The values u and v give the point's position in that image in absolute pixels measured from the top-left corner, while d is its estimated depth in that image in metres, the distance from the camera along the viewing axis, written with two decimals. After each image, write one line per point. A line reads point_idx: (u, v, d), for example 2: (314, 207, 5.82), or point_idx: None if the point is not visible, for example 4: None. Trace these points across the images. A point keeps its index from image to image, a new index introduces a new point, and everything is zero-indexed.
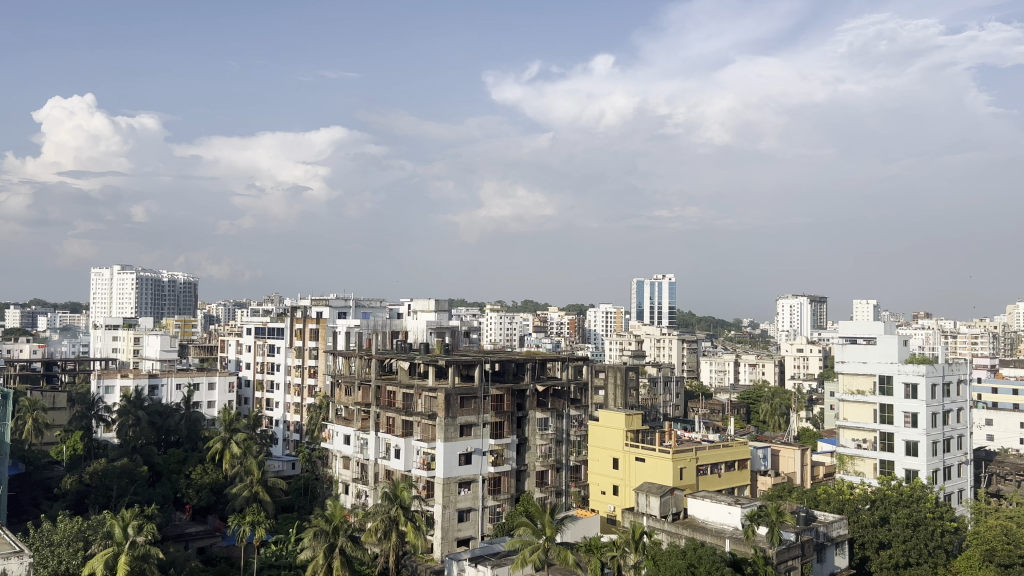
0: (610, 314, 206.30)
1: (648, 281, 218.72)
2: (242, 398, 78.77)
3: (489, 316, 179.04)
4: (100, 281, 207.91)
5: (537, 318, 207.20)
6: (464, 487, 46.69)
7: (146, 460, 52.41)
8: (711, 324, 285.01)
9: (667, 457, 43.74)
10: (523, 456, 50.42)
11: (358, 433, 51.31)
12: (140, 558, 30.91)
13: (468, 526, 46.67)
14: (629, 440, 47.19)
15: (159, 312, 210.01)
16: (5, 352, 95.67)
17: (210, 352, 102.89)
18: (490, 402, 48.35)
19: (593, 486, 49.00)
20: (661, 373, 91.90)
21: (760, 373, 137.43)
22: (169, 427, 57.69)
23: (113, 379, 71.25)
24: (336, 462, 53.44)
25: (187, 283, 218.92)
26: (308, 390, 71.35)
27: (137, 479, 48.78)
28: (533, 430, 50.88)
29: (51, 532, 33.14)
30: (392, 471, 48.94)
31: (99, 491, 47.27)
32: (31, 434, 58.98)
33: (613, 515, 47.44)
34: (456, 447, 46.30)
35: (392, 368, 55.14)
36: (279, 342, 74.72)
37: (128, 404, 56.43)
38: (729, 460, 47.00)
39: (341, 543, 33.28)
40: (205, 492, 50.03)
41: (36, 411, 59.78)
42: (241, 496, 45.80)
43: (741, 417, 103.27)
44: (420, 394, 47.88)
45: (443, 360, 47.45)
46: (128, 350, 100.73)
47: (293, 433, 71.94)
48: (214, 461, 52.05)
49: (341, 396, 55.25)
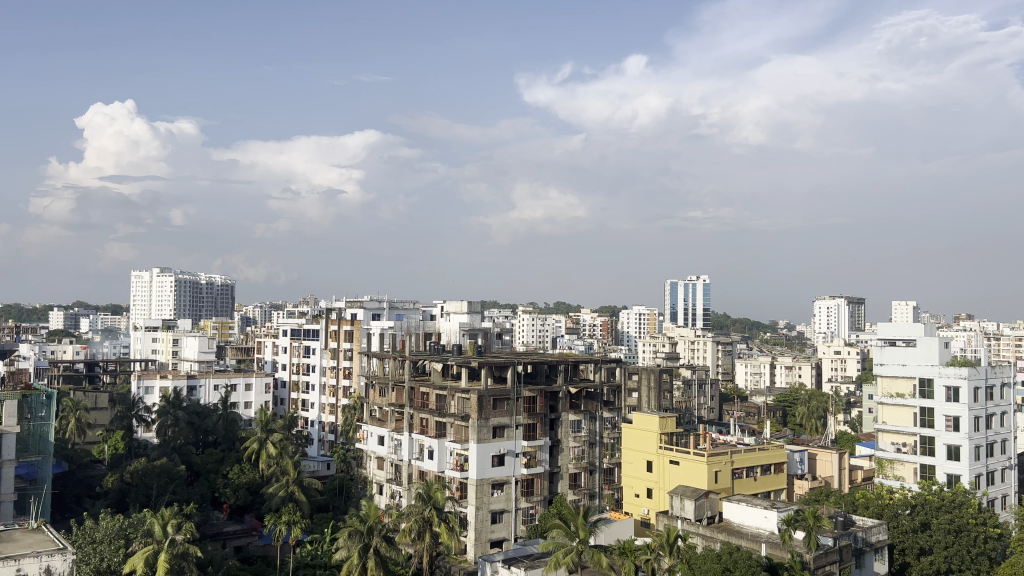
0: (643, 316, 205.47)
1: (682, 283, 217.17)
2: (278, 399, 79.72)
3: (522, 317, 179.40)
4: (141, 284, 212.28)
5: (570, 320, 206.92)
6: (497, 489, 46.69)
7: (184, 460, 53.24)
8: (746, 325, 282.33)
9: (702, 460, 43.26)
10: (556, 458, 50.35)
11: (392, 434, 51.72)
12: (179, 556, 31.30)
13: (501, 528, 46.71)
14: (663, 443, 46.86)
15: (197, 313, 213.70)
16: (50, 353, 98.03)
17: (247, 353, 104.37)
18: (523, 404, 48.36)
19: (627, 489, 48.70)
20: (695, 375, 91.34)
21: (796, 375, 135.71)
22: (207, 428, 58.56)
23: (153, 380, 72.61)
24: (370, 463, 53.89)
25: (224, 286, 222.26)
26: (342, 392, 71.94)
27: (176, 479, 49.46)
28: (566, 432, 50.78)
29: (94, 530, 33.74)
30: (425, 471, 49.10)
31: (139, 490, 48.02)
32: (74, 433, 60.30)
33: (647, 518, 47.10)
34: (489, 449, 46.34)
35: (426, 370, 55.42)
36: (315, 343, 75.49)
37: (168, 405, 57.61)
38: (765, 464, 46.44)
39: (375, 544, 33.48)
40: (242, 492, 50.65)
41: (79, 411, 61.08)
42: (277, 496, 46.19)
43: (777, 420, 102.10)
44: (453, 395, 48.34)
45: (476, 362, 47.59)
46: (167, 352, 102.41)
47: (328, 433, 72.61)
48: (251, 461, 52.66)
49: (375, 397, 55.71)
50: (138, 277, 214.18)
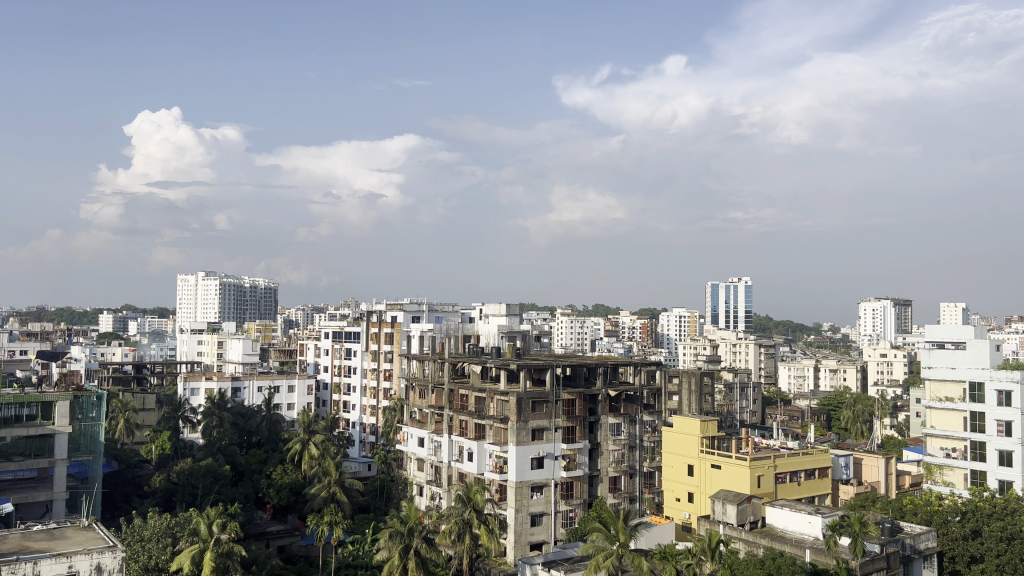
0: (684, 318, 203.82)
1: (723, 284, 214.76)
2: (320, 400, 80.64)
3: (561, 319, 179.18)
4: (187, 287, 216.73)
5: (610, 322, 205.98)
6: (537, 492, 46.69)
7: (229, 460, 54.16)
8: (789, 328, 278.42)
9: (744, 464, 42.69)
10: (596, 461, 50.14)
11: (431, 436, 52.06)
12: (225, 555, 31.81)
13: (541, 531, 46.70)
14: (705, 447, 46.36)
15: (241, 315, 217.39)
16: (99, 354, 100.53)
17: (290, 355, 105.88)
18: (562, 407, 48.25)
19: (668, 493, 48.31)
20: (738, 378, 90.37)
21: (841, 378, 133.37)
22: (251, 429, 59.48)
23: (198, 382, 74.09)
24: (411, 464, 54.31)
25: (267, 289, 225.71)
26: (383, 393, 72.56)
27: (221, 479, 50.30)
28: (605, 435, 50.51)
29: (142, 529, 34.50)
30: (464, 473, 49.25)
31: (185, 489, 48.95)
32: (123, 434, 61.75)
33: (688, 522, 46.66)
34: (528, 451, 46.34)
35: (465, 372, 55.68)
36: (356, 346, 76.21)
37: (213, 406, 58.82)
38: (809, 469, 45.66)
39: (415, 545, 33.68)
40: (285, 492, 51.27)
41: (127, 412, 62.57)
42: (319, 496, 46.66)
43: (822, 424, 100.45)
44: (492, 397, 48.47)
45: (515, 364, 47.61)
46: (212, 354, 104.14)
47: (369, 435, 73.29)
48: (294, 461, 53.30)
49: (415, 399, 56.13)
50: (184, 281, 218.74)
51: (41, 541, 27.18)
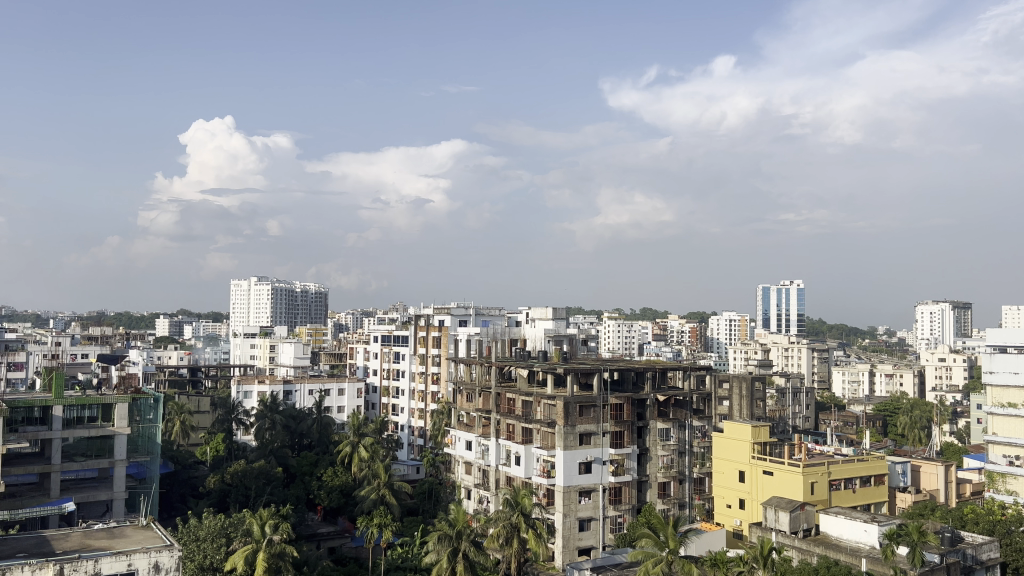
0: (734, 322, 201.07)
1: (774, 287, 211.43)
2: (369, 403, 81.54)
3: (607, 323, 178.33)
4: (240, 292, 221.36)
5: (658, 326, 204.10)
6: (585, 496, 46.46)
7: (281, 462, 55.00)
8: (843, 331, 272.87)
9: (797, 470, 41.86)
10: (645, 466, 49.72)
11: (479, 439, 52.24)
12: (277, 556, 32.35)
13: (589, 536, 46.40)
14: (756, 453, 45.63)
15: (293, 320, 221.03)
16: (157, 357, 103.15)
17: (339, 359, 107.33)
18: (610, 411, 47.95)
19: (718, 499, 47.60)
20: (790, 383, 88.81)
21: (898, 384, 130.01)
22: (302, 431, 60.44)
23: (251, 385, 75.54)
24: (459, 467, 54.64)
25: (317, 294, 229.02)
26: (431, 397, 73.05)
27: (273, 480, 51.13)
28: (654, 440, 50.03)
29: (197, 529, 35.18)
30: (512, 477, 49.24)
31: (239, 490, 49.88)
32: (179, 435, 63.27)
33: (740, 529, 45.90)
34: (576, 456, 46.19)
35: (512, 376, 55.78)
36: (404, 350, 76.87)
37: (265, 408, 60.04)
38: (864, 476, 44.59)
39: (464, 548, 33.84)
40: (335, 494, 51.80)
41: (183, 414, 64.14)
42: (368, 499, 47.10)
43: (877, 430, 98.13)
44: (539, 401, 48.39)
45: (562, 368, 47.49)
46: (265, 357, 106.11)
47: (417, 438, 73.78)
48: (344, 464, 53.91)
49: (463, 403, 56.43)
50: (237, 286, 223.29)
51: (101, 539, 27.95)
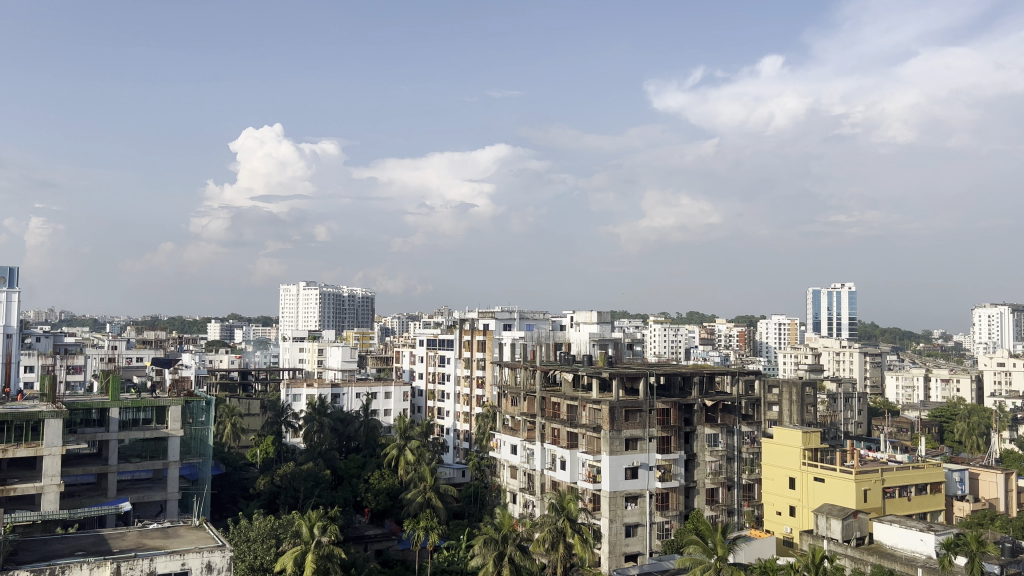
0: (783, 326, 197.77)
1: (825, 290, 207.48)
2: (415, 406, 82.19)
3: (653, 327, 176.85)
4: (289, 297, 225.05)
5: (705, 330, 201.72)
6: (631, 502, 46.13)
7: (329, 464, 55.64)
8: (896, 335, 266.63)
9: (849, 477, 40.97)
10: (692, 472, 49.20)
11: (524, 443, 52.24)
12: (325, 557, 32.79)
13: (636, 542, 46.10)
14: (807, 459, 44.78)
15: (340, 324, 223.83)
16: (208, 361, 105.37)
17: (385, 363, 108.29)
18: (656, 416, 47.52)
19: (768, 506, 46.80)
20: (842, 389, 87.09)
21: (954, 389, 126.33)
22: (350, 434, 61.23)
23: (300, 388, 76.65)
24: (504, 471, 54.75)
25: (364, 298, 231.36)
26: (476, 400, 73.24)
27: (321, 482, 51.76)
28: (701, 446, 49.47)
29: (248, 529, 35.79)
30: (557, 482, 49.11)
31: (288, 492, 50.58)
32: (230, 437, 64.55)
33: (790, 537, 45.06)
34: (622, 461, 45.89)
35: (557, 380, 55.68)
36: (449, 354, 77.28)
37: (313, 411, 60.94)
38: (920, 484, 43.44)
39: (509, 552, 33.82)
40: (382, 497, 52.20)
41: (234, 417, 65.43)
42: (415, 502, 47.40)
43: (933, 437, 95.57)
44: (584, 406, 48.18)
45: (608, 373, 47.23)
46: (313, 361, 107.67)
47: (463, 441, 73.98)
48: (391, 467, 54.36)
49: (508, 407, 56.52)
50: (286, 290, 227.06)
51: (155, 538, 28.63)
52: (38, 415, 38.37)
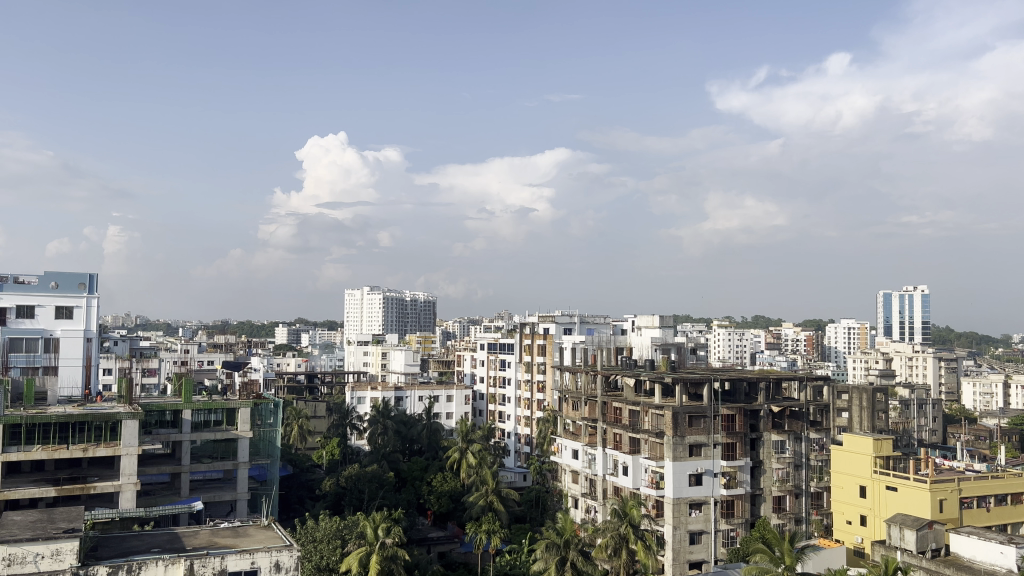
0: (853, 330, 192.31)
1: (897, 293, 201.23)
2: (477, 410, 82.68)
3: (717, 331, 173.86)
4: (354, 302, 229.10)
5: (771, 334, 197.63)
6: (695, 509, 45.49)
7: (393, 466, 56.27)
8: (973, 340, 256.87)
9: (923, 487, 39.60)
10: (758, 480, 48.27)
11: (586, 448, 52.06)
12: (389, 558, 33.26)
13: (700, 550, 45.42)
14: (878, 467, 43.47)
15: (403, 328, 226.63)
16: (276, 364, 108.00)
17: (447, 367, 109.06)
18: (721, 422, 46.77)
19: (838, 515, 45.55)
20: (915, 395, 84.35)
21: None
22: (413, 437, 62.00)
23: (364, 391, 77.83)
24: (566, 476, 54.64)
25: (426, 303, 233.70)
26: (537, 405, 73.16)
27: (385, 484, 52.37)
28: (768, 452, 48.47)
29: (315, 530, 36.52)
30: (620, 488, 48.71)
31: (353, 493, 51.28)
32: (297, 439, 66.02)
33: (862, 547, 43.72)
34: (686, 467, 45.31)
35: (619, 385, 55.35)
36: (510, 358, 77.50)
37: (377, 414, 62.05)
38: (999, 494, 41.74)
39: (572, 557, 33.71)
40: (445, 500, 52.52)
41: (300, 419, 66.90)
42: (477, 505, 47.71)
43: (1015, 446, 91.64)
44: (647, 411, 47.75)
45: (671, 378, 46.69)
46: (377, 364, 109.28)
47: (524, 445, 74.00)
48: (453, 470, 54.77)
49: (569, 411, 56.38)
50: (351, 295, 231.21)
51: (227, 537, 29.47)
52: (116, 416, 39.89)
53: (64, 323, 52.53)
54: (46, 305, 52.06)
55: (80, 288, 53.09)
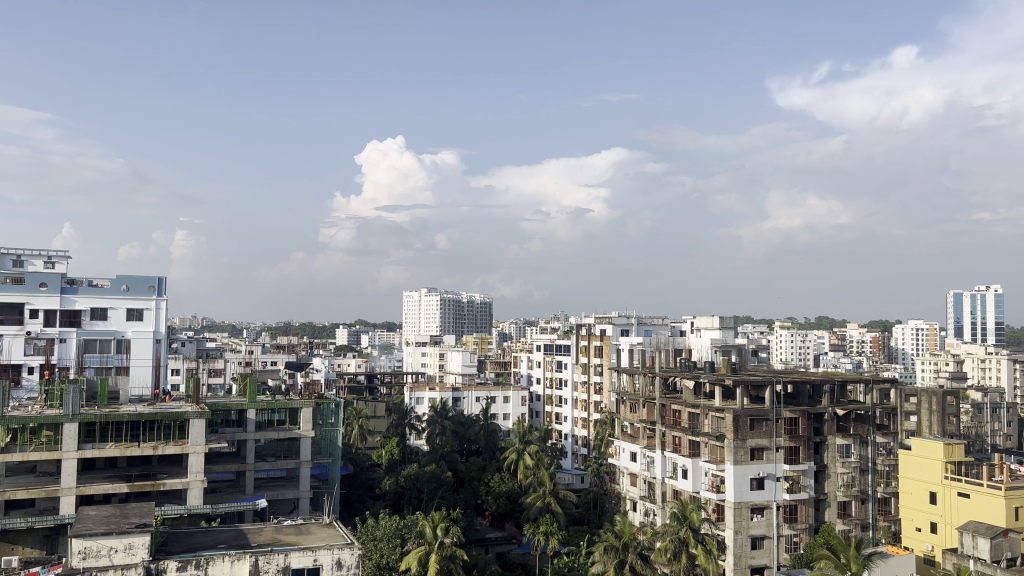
0: (921, 331, 186.43)
1: (968, 293, 194.47)
2: (534, 411, 82.71)
3: (779, 332, 170.42)
4: (411, 303, 231.69)
5: (834, 335, 192.96)
6: (757, 514, 44.71)
7: (451, 467, 56.65)
8: None
9: (998, 494, 38.17)
10: (822, 484, 47.12)
11: (645, 451, 51.65)
12: (448, 558, 33.56)
13: (762, 555, 44.57)
14: (950, 473, 42.07)
15: (460, 329, 228.25)
16: (337, 365, 109.83)
17: (504, 368, 109.47)
18: (783, 426, 45.84)
19: (906, 522, 44.16)
20: (988, 399, 81.38)
21: None
22: (470, 437, 62.38)
23: (422, 391, 78.67)
24: (624, 478, 54.30)
25: (483, 304, 234.80)
26: (594, 406, 72.80)
27: (443, 484, 52.75)
28: (833, 457, 47.37)
29: (375, 529, 37.06)
30: (679, 491, 48.15)
31: (412, 493, 51.74)
32: (357, 439, 67.07)
33: (932, 555, 42.33)
34: (747, 471, 44.56)
35: (677, 387, 54.76)
36: (567, 359, 77.38)
37: (435, 414, 62.70)
38: None
39: (631, 560, 33.52)
40: (502, 500, 52.64)
41: (360, 419, 67.96)
42: (534, 506, 47.75)
43: None
44: (706, 414, 47.19)
45: (731, 380, 45.97)
46: (435, 365, 110.26)
47: (581, 447, 73.76)
48: (511, 471, 54.90)
49: (627, 414, 56.03)
50: (409, 297, 233.93)
51: (291, 534, 30.08)
52: (184, 415, 41.10)
53: (135, 325, 54.35)
54: (118, 308, 53.95)
55: (150, 291, 54.89)
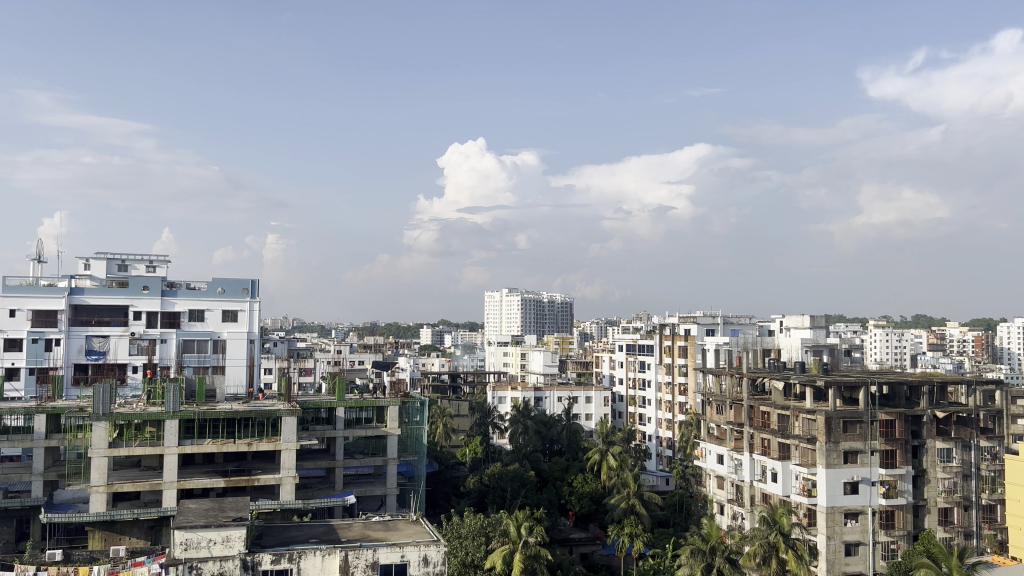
0: None
1: None
2: (616, 411, 82.08)
3: (873, 332, 164.26)
4: (493, 303, 233.56)
5: (933, 334, 184.46)
6: (851, 519, 43.23)
7: (534, 466, 56.79)
8: None
9: None
10: (921, 489, 45.35)
11: (732, 453, 50.63)
12: (533, 557, 33.64)
13: (857, 561, 43.10)
14: None
15: (542, 329, 228.75)
16: (421, 364, 111.60)
17: (586, 368, 109.06)
18: (879, 428, 44.07)
19: (1014, 531, 41.84)
20: None
21: None
22: (553, 437, 62.48)
23: (505, 391, 79.16)
24: (710, 481, 53.36)
25: (564, 304, 234.57)
26: (679, 407, 71.70)
27: (527, 483, 52.94)
28: (933, 461, 45.46)
29: (461, 527, 37.56)
30: (768, 495, 46.95)
31: (496, 492, 52.10)
32: (441, 437, 67.94)
33: None
34: (840, 475, 43.13)
35: (766, 389, 53.43)
36: (650, 359, 76.48)
37: (518, 414, 63.05)
38: None
39: (718, 563, 32.91)
40: (586, 501, 52.48)
41: (444, 418, 68.79)
42: (619, 507, 47.30)
43: None
44: (796, 416, 45.91)
45: (822, 381, 44.58)
46: (517, 364, 110.78)
47: (665, 449, 72.77)
48: (594, 471, 54.63)
49: (713, 415, 55.08)
50: (490, 297, 235.86)
51: (379, 531, 30.71)
52: (277, 413, 42.51)
53: (230, 326, 56.46)
54: (214, 309, 56.17)
55: (243, 293, 56.99)
